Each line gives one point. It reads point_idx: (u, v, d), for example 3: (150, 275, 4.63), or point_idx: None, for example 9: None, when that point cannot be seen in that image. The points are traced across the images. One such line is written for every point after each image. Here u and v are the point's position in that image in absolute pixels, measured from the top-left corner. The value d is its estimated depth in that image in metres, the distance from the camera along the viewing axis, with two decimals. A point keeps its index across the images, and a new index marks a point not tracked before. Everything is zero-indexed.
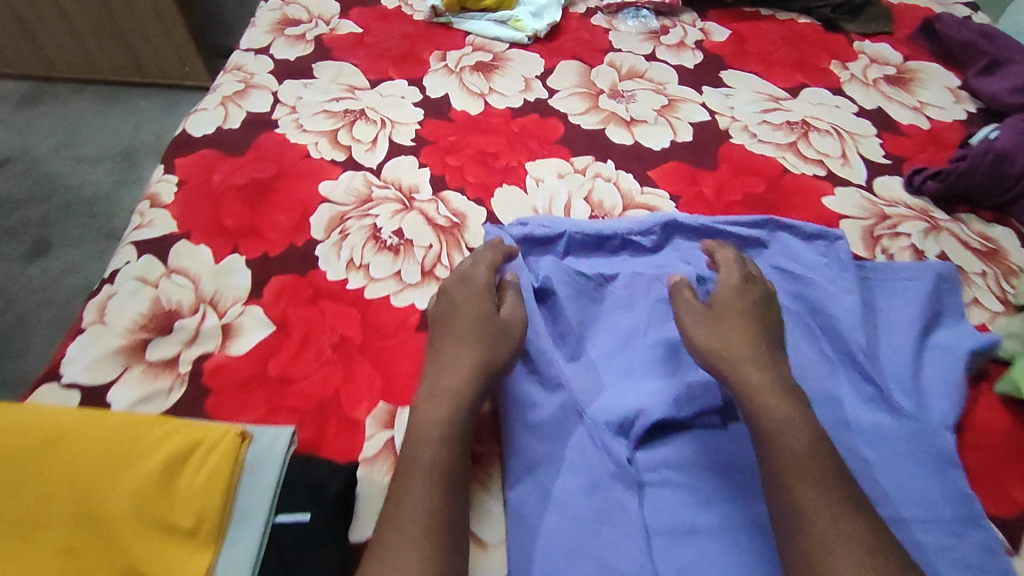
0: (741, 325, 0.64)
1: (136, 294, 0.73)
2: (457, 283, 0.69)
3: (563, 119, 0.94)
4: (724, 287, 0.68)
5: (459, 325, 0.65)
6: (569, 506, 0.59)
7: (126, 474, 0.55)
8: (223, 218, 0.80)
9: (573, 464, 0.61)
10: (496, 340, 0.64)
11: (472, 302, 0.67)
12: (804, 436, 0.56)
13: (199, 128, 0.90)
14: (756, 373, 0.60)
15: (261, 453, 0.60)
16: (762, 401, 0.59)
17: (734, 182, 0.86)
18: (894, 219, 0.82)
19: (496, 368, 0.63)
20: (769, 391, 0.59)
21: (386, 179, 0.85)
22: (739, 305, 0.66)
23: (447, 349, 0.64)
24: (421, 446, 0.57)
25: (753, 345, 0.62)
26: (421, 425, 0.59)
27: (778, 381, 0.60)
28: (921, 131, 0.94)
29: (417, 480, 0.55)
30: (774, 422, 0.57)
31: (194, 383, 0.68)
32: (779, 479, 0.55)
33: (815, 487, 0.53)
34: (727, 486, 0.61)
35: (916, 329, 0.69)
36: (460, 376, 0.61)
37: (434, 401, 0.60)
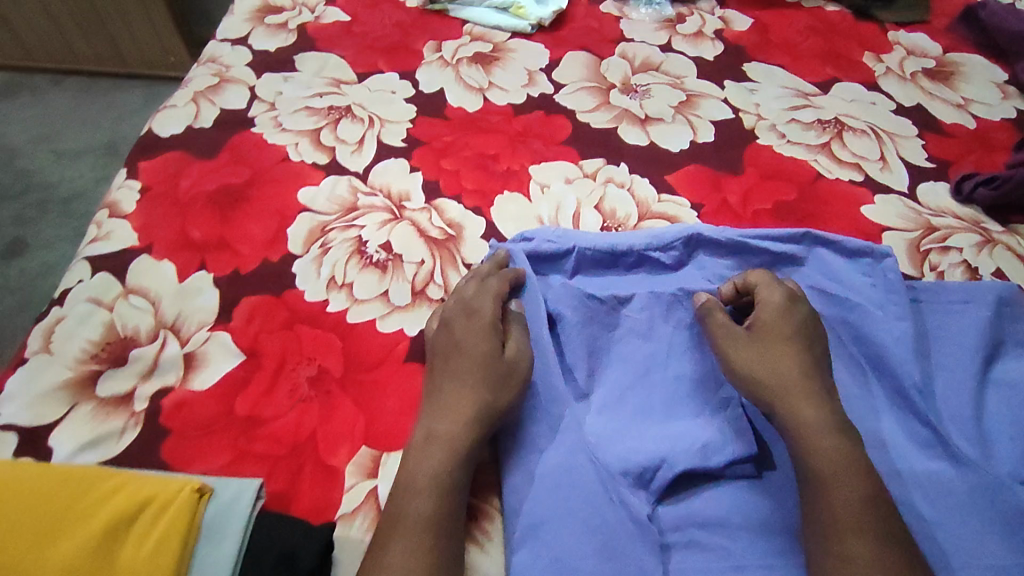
0: (789, 358, 0.57)
1: (87, 318, 0.64)
2: (458, 309, 0.62)
3: (571, 117, 0.84)
4: (765, 309, 0.60)
5: (459, 362, 0.59)
6: (579, 575, 0.50)
7: (56, 545, 0.46)
8: (190, 230, 0.71)
9: (586, 522, 0.52)
10: (499, 380, 0.57)
11: (472, 336, 0.60)
12: (853, 492, 0.49)
13: (167, 128, 0.81)
14: (801, 412, 0.54)
15: (223, 514, 0.51)
16: (809, 445, 0.52)
17: (762, 189, 0.77)
18: (943, 231, 0.73)
19: (495, 413, 0.56)
20: (817, 434, 0.52)
21: (374, 185, 0.76)
22: (785, 332, 0.59)
23: (443, 389, 0.57)
24: (410, 503, 0.50)
25: (803, 378, 0.56)
26: (410, 477, 0.52)
27: (832, 422, 0.53)
28: (968, 131, 0.84)
29: (401, 544, 0.48)
30: (828, 470, 0.51)
31: (151, 424, 0.59)
32: (822, 540, 0.49)
33: (867, 551, 0.47)
34: (763, 550, 0.52)
35: (977, 362, 0.61)
36: (456, 422, 0.55)
37: (425, 449, 0.53)
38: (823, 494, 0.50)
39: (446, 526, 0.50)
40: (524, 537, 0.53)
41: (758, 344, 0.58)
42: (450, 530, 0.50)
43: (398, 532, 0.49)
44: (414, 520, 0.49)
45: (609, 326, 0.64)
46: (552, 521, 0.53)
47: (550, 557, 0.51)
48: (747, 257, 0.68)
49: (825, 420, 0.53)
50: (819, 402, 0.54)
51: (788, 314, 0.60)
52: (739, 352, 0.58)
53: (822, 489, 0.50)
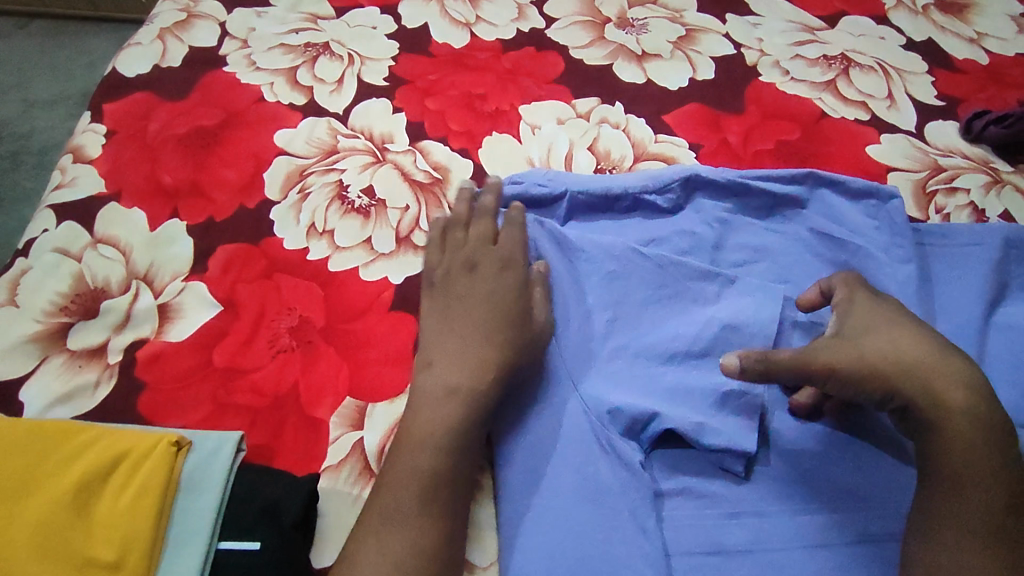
0: (919, 344, 0.49)
1: (54, 269, 0.61)
2: (488, 260, 0.60)
3: (563, 54, 0.79)
4: (852, 302, 0.53)
5: (474, 314, 0.56)
6: (570, 523, 0.49)
7: (29, 498, 0.45)
8: (162, 177, 0.67)
9: (588, 478, 0.51)
10: (516, 345, 0.54)
11: (489, 292, 0.58)
12: (991, 492, 0.44)
13: (132, 67, 0.76)
14: (955, 391, 0.47)
15: (201, 466, 0.49)
16: (946, 436, 0.46)
17: (764, 129, 0.74)
18: (950, 171, 0.71)
19: (509, 378, 0.53)
20: (958, 423, 0.46)
21: (355, 127, 0.72)
22: (886, 322, 0.51)
23: (453, 341, 0.55)
24: (408, 459, 0.49)
25: (938, 359, 0.48)
26: (411, 432, 0.50)
27: (982, 415, 0.46)
28: (979, 67, 0.80)
29: (400, 490, 0.47)
30: (964, 470, 0.45)
31: (126, 377, 0.56)
32: (927, 527, 0.45)
33: (968, 522, 0.44)
34: (757, 496, 0.52)
35: (980, 306, 0.59)
36: (462, 372, 0.52)
37: (426, 399, 0.51)
38: (947, 488, 0.45)
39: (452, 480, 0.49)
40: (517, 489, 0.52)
41: (852, 345, 0.50)
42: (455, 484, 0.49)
43: (404, 480, 0.48)
44: (406, 471, 0.48)
45: (627, 278, 0.59)
46: (544, 473, 0.52)
47: (546, 509, 0.50)
48: (747, 199, 0.65)
49: (973, 410, 0.46)
50: (961, 384, 0.47)
51: (880, 308, 0.52)
52: (841, 351, 0.49)
53: (950, 483, 0.45)
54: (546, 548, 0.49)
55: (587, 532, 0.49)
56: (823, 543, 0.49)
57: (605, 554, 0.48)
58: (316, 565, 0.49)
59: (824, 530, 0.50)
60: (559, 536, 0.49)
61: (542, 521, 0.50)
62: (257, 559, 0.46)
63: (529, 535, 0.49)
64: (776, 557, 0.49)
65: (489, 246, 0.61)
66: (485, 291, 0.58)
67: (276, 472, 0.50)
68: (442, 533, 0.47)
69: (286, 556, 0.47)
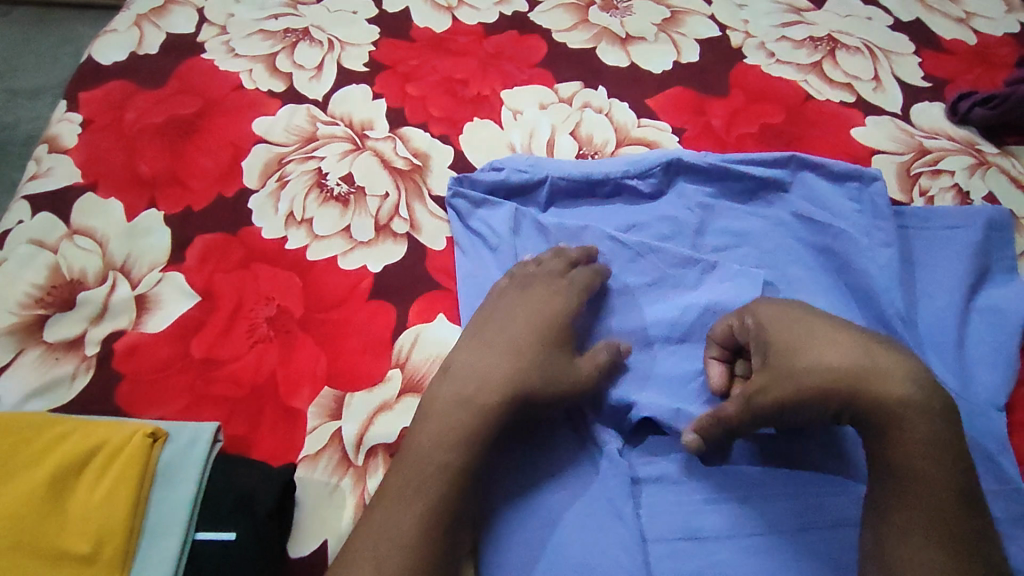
0: (836, 353, 0.47)
1: (30, 261, 0.60)
2: (545, 281, 0.58)
3: (547, 37, 0.78)
4: (768, 314, 0.52)
5: (509, 331, 0.54)
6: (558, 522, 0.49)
7: (3, 490, 0.44)
8: (139, 166, 0.67)
9: (567, 475, 0.51)
10: (538, 366, 0.52)
11: (529, 307, 0.56)
12: (939, 484, 0.43)
13: (108, 55, 0.74)
14: (892, 391, 0.45)
15: (177, 457, 0.49)
16: (890, 431, 0.45)
17: (748, 112, 0.73)
18: (935, 153, 0.70)
19: (527, 398, 0.51)
20: (897, 415, 0.45)
21: (334, 114, 0.71)
22: (802, 340, 0.49)
23: (479, 353, 0.53)
24: (408, 481, 0.47)
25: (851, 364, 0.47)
26: (416, 444, 0.48)
27: (916, 401, 0.45)
28: (967, 48, 0.79)
29: (404, 491, 0.46)
30: (913, 464, 0.44)
31: (104, 369, 0.56)
32: (878, 530, 0.44)
33: (917, 520, 0.43)
34: (737, 484, 0.51)
35: (962, 288, 0.59)
36: (476, 384, 0.50)
37: (439, 411, 0.49)
38: (896, 483, 0.44)
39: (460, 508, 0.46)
40: (509, 497, 0.51)
41: (784, 371, 0.48)
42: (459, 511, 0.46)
43: (407, 483, 0.46)
44: (411, 488, 0.46)
45: (605, 271, 0.59)
46: (529, 467, 0.52)
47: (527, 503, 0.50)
48: (729, 183, 0.64)
49: (915, 401, 0.45)
50: (891, 378, 0.46)
51: (795, 323, 0.50)
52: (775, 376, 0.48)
53: (895, 479, 0.44)
54: (525, 545, 0.49)
55: (560, 518, 0.49)
56: (800, 528, 0.50)
57: (582, 543, 0.48)
58: (291, 556, 0.49)
59: (802, 515, 0.50)
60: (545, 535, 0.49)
61: (529, 518, 0.50)
62: (233, 548, 0.46)
63: (509, 538, 0.49)
64: (752, 541, 0.49)
65: (558, 277, 0.58)
66: (530, 315, 0.55)
67: (252, 463, 0.50)
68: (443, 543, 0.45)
69: (261, 546, 0.47)
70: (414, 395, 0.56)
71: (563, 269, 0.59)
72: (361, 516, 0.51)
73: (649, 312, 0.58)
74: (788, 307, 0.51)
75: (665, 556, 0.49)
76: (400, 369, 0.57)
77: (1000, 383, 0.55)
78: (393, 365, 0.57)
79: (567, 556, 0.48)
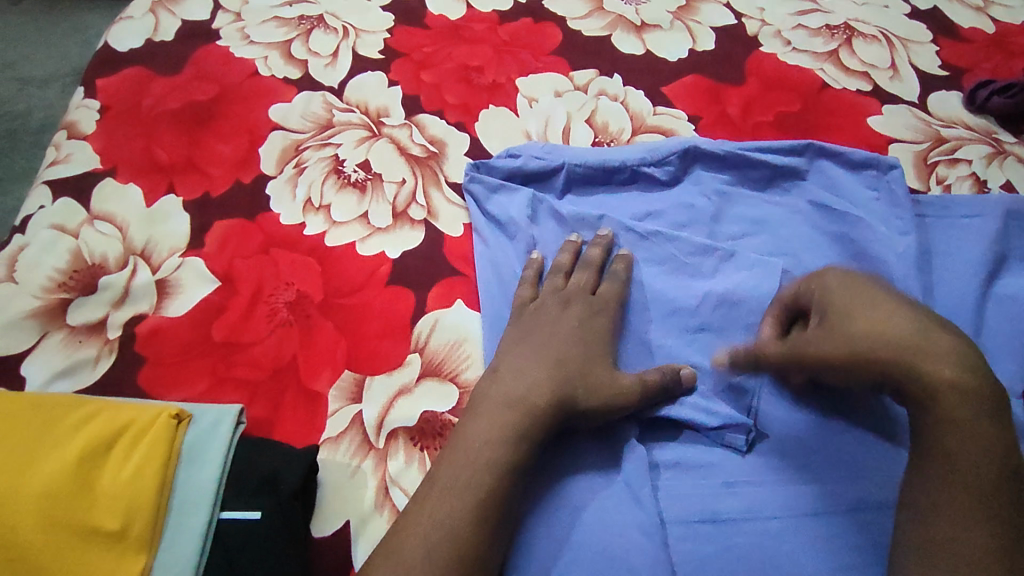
0: (892, 324, 0.46)
1: (51, 245, 0.60)
2: (583, 299, 0.57)
3: (562, 25, 0.78)
4: (829, 284, 0.50)
5: (556, 340, 0.54)
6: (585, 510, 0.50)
7: (32, 469, 0.45)
8: (157, 152, 0.67)
9: (599, 477, 0.51)
10: (582, 379, 0.52)
11: (568, 309, 0.57)
12: (984, 470, 0.42)
13: (124, 41, 0.74)
14: (939, 374, 0.43)
15: (201, 439, 0.49)
16: (939, 412, 0.43)
17: (764, 100, 0.73)
18: (952, 142, 0.70)
19: (573, 410, 0.51)
20: (948, 399, 0.43)
21: (350, 101, 0.71)
22: (861, 302, 0.48)
23: (531, 357, 0.53)
24: (455, 473, 0.47)
25: (912, 338, 0.45)
26: (463, 443, 0.48)
27: (964, 386, 0.43)
28: (985, 36, 0.79)
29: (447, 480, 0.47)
30: (959, 447, 0.42)
31: (126, 353, 0.57)
32: (916, 506, 0.43)
33: (958, 501, 0.42)
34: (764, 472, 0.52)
35: (980, 277, 0.59)
36: (526, 387, 0.50)
37: (506, 399, 0.50)
38: (941, 464, 0.43)
39: (488, 506, 0.46)
40: (537, 486, 0.51)
41: (841, 334, 0.47)
42: (490, 513, 0.46)
43: (458, 473, 0.47)
44: (460, 485, 0.46)
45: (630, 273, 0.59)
46: (556, 456, 0.52)
47: (552, 485, 0.51)
48: (746, 171, 0.64)
49: (964, 385, 0.43)
50: (952, 359, 0.44)
51: (859, 288, 0.49)
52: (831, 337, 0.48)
53: (940, 461, 0.43)
54: (551, 530, 0.49)
55: (582, 503, 0.50)
56: (817, 513, 0.50)
57: (606, 529, 0.49)
58: (315, 535, 0.50)
59: (820, 499, 0.50)
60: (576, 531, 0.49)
61: (556, 503, 0.50)
62: (258, 527, 0.47)
63: (538, 534, 0.49)
64: (773, 525, 0.50)
65: (587, 294, 0.58)
66: (570, 330, 0.55)
67: (275, 444, 0.51)
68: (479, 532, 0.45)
69: (286, 525, 0.47)
70: (434, 378, 0.56)
71: (587, 265, 0.59)
72: (383, 498, 0.51)
73: (664, 300, 0.58)
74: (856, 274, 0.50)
75: (684, 539, 0.49)
76: (419, 353, 0.57)
77: (1018, 371, 0.55)
78: (412, 350, 0.57)
79: (589, 541, 0.49)
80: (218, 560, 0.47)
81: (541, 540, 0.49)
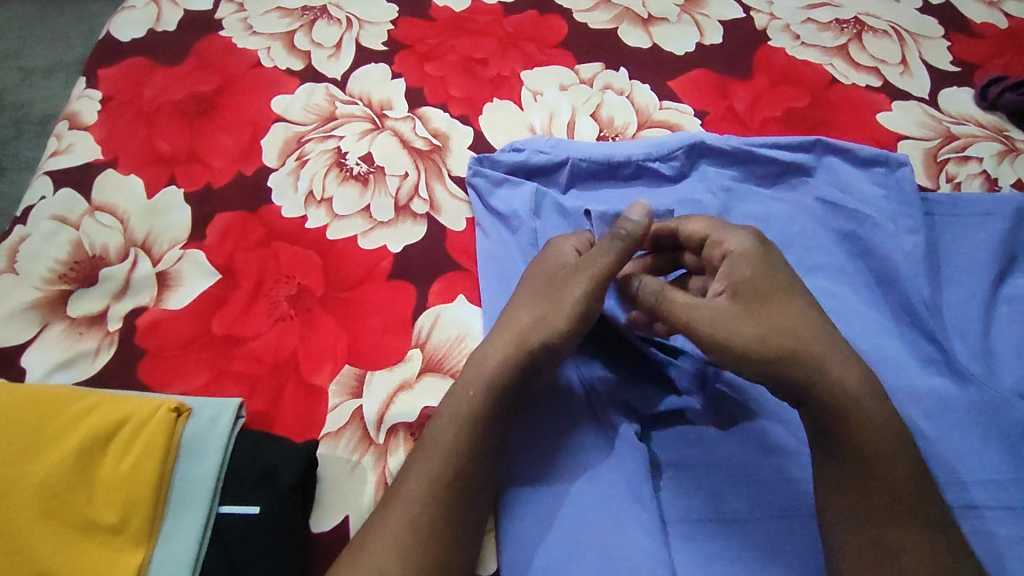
0: (806, 322, 0.47)
1: (52, 236, 0.60)
2: (545, 249, 0.56)
3: (567, 18, 0.77)
4: (739, 262, 0.49)
5: (522, 295, 0.53)
6: (580, 507, 0.50)
7: (30, 463, 0.45)
8: (159, 143, 0.67)
9: (594, 470, 0.51)
10: (543, 322, 0.50)
11: (556, 264, 0.54)
12: (900, 467, 0.44)
13: (126, 31, 0.74)
14: (851, 376, 0.45)
15: (200, 433, 0.49)
16: (847, 416, 0.44)
17: (772, 95, 0.72)
18: (963, 139, 0.69)
19: (539, 356, 0.50)
20: (850, 404, 0.44)
21: (353, 93, 0.71)
22: (772, 287, 0.48)
23: (518, 313, 0.52)
24: (443, 425, 0.48)
25: (822, 337, 0.46)
26: (444, 416, 0.48)
27: (869, 391, 0.45)
28: (997, 31, 0.77)
29: (425, 455, 0.47)
30: (872, 446, 0.44)
31: (126, 345, 0.56)
32: (849, 504, 0.44)
33: (900, 492, 0.43)
34: (770, 477, 0.51)
35: (989, 276, 0.58)
36: (501, 354, 0.50)
37: (491, 350, 0.50)
38: (859, 471, 0.44)
39: (469, 473, 0.47)
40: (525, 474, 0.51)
41: (749, 318, 0.47)
42: (466, 484, 0.47)
43: (442, 438, 0.47)
44: (443, 450, 0.47)
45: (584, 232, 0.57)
46: (550, 444, 0.52)
47: (544, 468, 0.51)
48: (752, 167, 0.64)
49: (864, 388, 0.45)
50: (854, 363, 0.46)
51: (770, 269, 0.49)
52: (752, 317, 0.47)
53: (860, 457, 0.44)
54: (544, 516, 0.50)
55: (582, 502, 0.50)
56: None
57: (604, 527, 0.49)
58: (315, 529, 0.50)
59: None
60: (572, 525, 0.49)
61: (547, 495, 0.50)
62: (256, 523, 0.47)
63: (530, 522, 0.50)
64: (772, 527, 0.49)
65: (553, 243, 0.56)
66: (535, 282, 0.54)
67: (274, 438, 0.50)
68: (445, 503, 0.46)
69: (285, 522, 0.47)
70: (435, 374, 0.56)
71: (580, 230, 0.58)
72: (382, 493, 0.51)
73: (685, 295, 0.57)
74: (752, 236, 0.50)
75: (683, 540, 0.49)
76: (420, 349, 0.57)
77: None
78: (413, 345, 0.57)
79: (589, 540, 0.48)
80: (215, 557, 0.46)
81: (529, 530, 0.49)
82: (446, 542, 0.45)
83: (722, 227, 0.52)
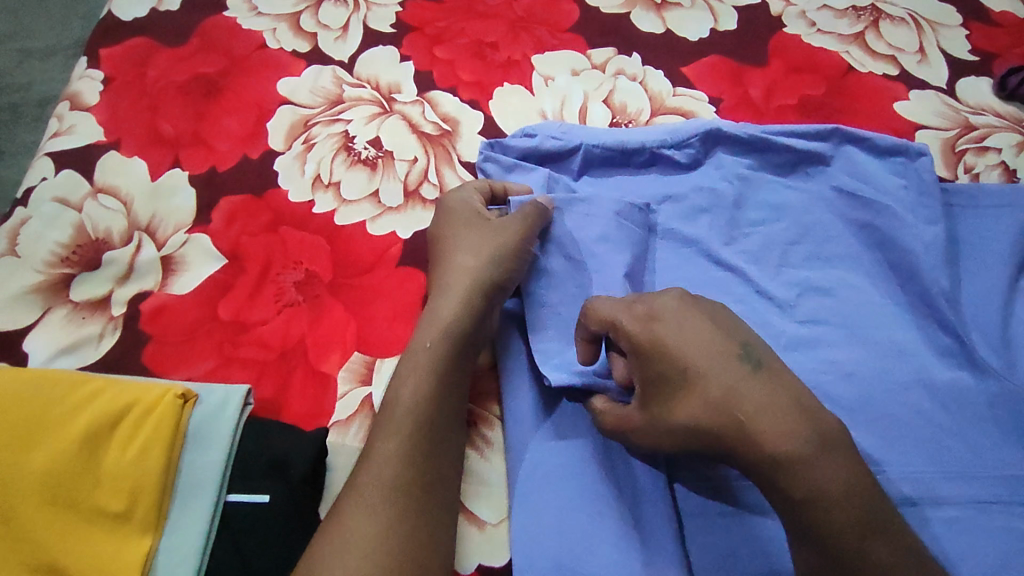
0: (715, 395, 0.40)
1: (55, 219, 0.59)
2: (445, 209, 0.57)
3: (579, 2, 0.76)
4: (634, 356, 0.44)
5: (448, 250, 0.54)
6: (594, 496, 0.47)
7: (33, 450, 0.44)
8: (162, 125, 0.65)
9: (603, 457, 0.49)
10: (490, 260, 0.52)
11: (471, 218, 0.56)
12: (853, 518, 0.37)
13: (129, 10, 0.72)
14: (782, 443, 0.38)
15: (207, 419, 0.48)
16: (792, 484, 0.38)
17: (787, 83, 0.71)
18: (981, 130, 0.68)
19: (490, 295, 0.52)
20: (791, 473, 0.38)
21: (361, 76, 0.69)
22: (670, 369, 0.42)
23: (455, 265, 0.53)
24: (410, 381, 0.48)
25: (735, 404, 0.40)
26: (399, 383, 0.48)
27: (808, 445, 0.38)
28: (1016, 19, 0.76)
29: (388, 426, 0.46)
30: (825, 499, 0.37)
31: (131, 329, 0.55)
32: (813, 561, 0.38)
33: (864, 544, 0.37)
34: None
35: (1008, 269, 0.57)
36: (452, 308, 0.50)
37: (441, 305, 0.51)
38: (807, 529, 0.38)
39: (437, 431, 0.47)
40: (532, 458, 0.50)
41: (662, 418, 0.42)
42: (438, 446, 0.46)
43: (399, 413, 0.46)
44: (405, 413, 0.46)
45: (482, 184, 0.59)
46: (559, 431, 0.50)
47: (545, 445, 0.50)
48: (768, 155, 0.63)
49: (800, 447, 0.38)
50: (785, 421, 0.39)
51: (662, 345, 0.42)
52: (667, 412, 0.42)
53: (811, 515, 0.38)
54: (554, 507, 0.48)
55: (595, 490, 0.48)
56: None
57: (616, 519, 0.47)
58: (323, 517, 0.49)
59: None
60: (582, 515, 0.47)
61: (559, 487, 0.48)
62: (264, 512, 0.46)
63: (543, 511, 0.48)
64: None
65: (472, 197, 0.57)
66: (460, 237, 0.55)
67: (282, 425, 0.50)
68: (415, 465, 0.45)
69: (295, 511, 0.47)
70: None
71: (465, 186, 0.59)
72: None
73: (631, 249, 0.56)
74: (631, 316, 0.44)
75: (701, 532, 0.48)
76: None
77: None
78: None
79: (602, 534, 0.46)
80: (224, 547, 0.45)
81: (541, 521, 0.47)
82: (416, 506, 0.44)
83: (606, 311, 0.46)
